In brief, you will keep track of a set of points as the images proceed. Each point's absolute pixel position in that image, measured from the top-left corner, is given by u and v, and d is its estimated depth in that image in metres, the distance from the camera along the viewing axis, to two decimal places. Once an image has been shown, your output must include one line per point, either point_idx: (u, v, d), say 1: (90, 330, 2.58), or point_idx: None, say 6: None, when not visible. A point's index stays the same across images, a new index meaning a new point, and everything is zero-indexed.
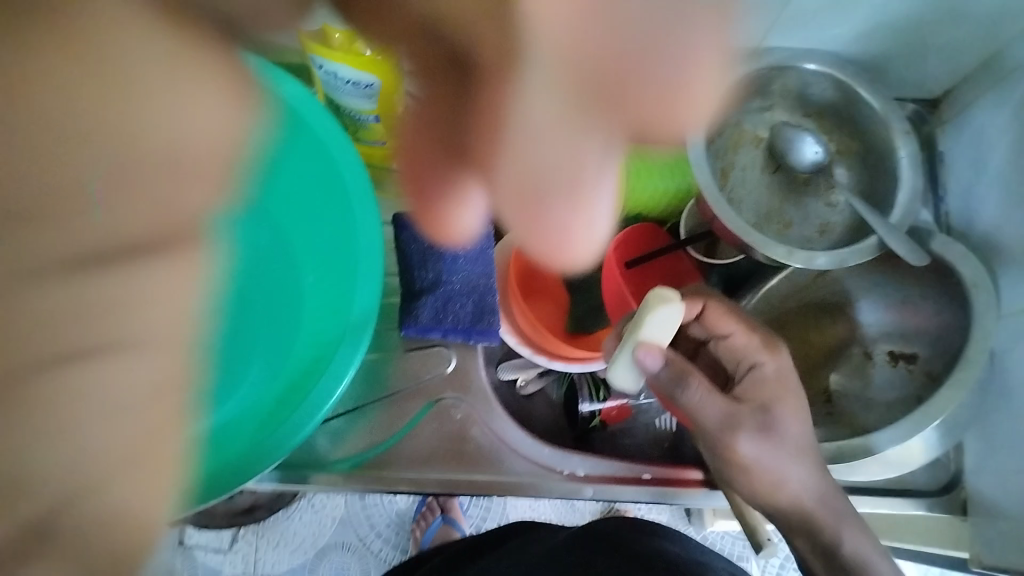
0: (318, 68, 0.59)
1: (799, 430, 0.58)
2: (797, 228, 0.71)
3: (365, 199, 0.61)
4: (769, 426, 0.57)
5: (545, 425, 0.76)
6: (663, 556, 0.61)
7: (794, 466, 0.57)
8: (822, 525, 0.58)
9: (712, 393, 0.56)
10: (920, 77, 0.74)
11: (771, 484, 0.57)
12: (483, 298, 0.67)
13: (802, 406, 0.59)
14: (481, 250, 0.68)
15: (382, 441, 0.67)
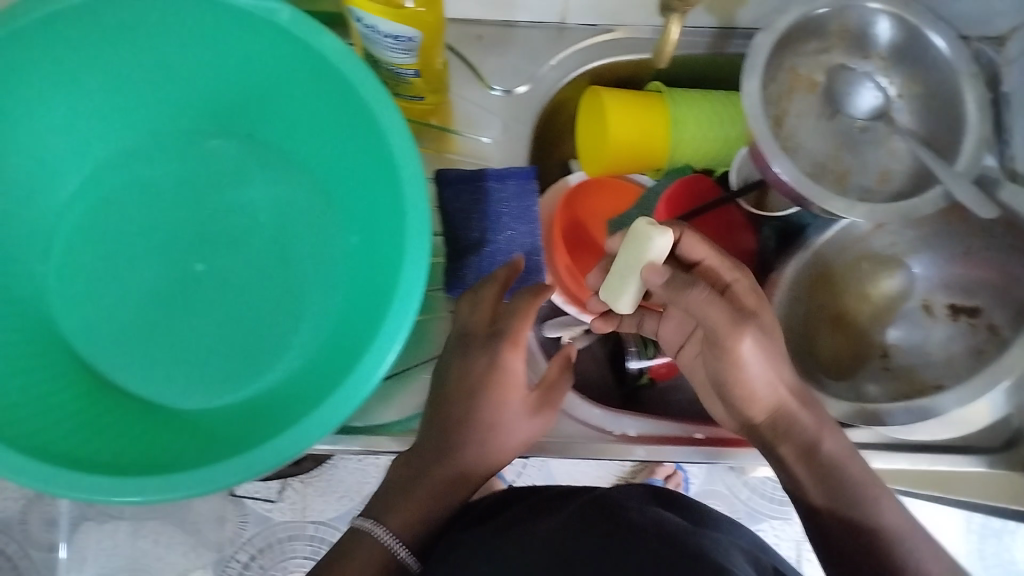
0: (357, 21, 0.55)
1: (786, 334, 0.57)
2: (855, 177, 0.68)
3: (400, 131, 0.55)
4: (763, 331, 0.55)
5: (593, 384, 0.75)
6: (659, 524, 0.55)
7: (784, 365, 0.56)
8: (817, 443, 0.56)
9: (773, 351, 0.55)
10: (986, 9, 0.69)
11: (769, 380, 0.56)
12: (529, 256, 0.67)
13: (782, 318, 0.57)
14: (526, 207, 0.67)
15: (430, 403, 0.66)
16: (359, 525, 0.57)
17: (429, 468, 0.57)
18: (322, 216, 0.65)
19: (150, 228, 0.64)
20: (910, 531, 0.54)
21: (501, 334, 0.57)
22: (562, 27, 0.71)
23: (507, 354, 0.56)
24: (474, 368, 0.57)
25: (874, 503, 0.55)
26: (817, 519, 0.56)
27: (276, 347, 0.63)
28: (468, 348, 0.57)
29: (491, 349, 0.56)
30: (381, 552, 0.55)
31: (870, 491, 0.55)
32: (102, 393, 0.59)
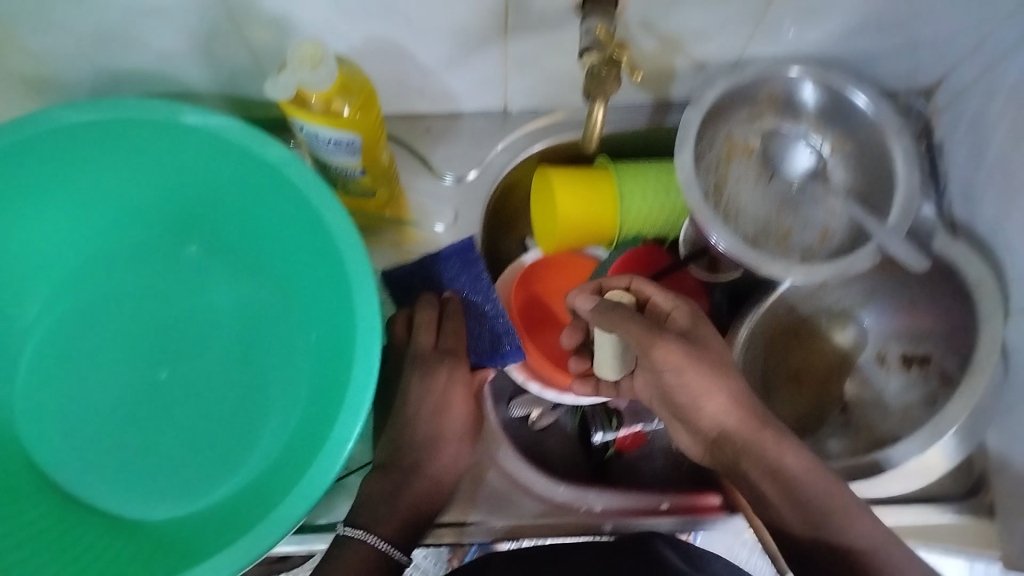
0: (299, 129, 0.58)
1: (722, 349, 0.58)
2: (797, 236, 0.69)
3: (348, 234, 0.57)
4: (693, 341, 0.57)
5: (564, 460, 0.78)
6: None
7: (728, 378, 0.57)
8: (787, 464, 0.56)
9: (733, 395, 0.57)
10: (908, 69, 0.71)
11: (706, 388, 0.56)
12: (494, 322, 0.68)
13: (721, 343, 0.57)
14: (475, 277, 0.69)
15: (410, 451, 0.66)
16: (346, 532, 0.60)
17: (406, 480, 0.63)
18: (283, 314, 0.67)
19: (118, 338, 0.67)
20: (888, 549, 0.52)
21: (451, 350, 0.65)
22: (506, 114, 0.74)
23: (460, 368, 0.65)
24: (434, 383, 0.65)
25: (847, 525, 0.54)
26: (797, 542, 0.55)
27: (243, 447, 0.65)
28: (426, 369, 0.65)
29: (448, 366, 0.65)
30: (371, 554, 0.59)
31: (846, 513, 0.54)
32: (70, 509, 0.61)
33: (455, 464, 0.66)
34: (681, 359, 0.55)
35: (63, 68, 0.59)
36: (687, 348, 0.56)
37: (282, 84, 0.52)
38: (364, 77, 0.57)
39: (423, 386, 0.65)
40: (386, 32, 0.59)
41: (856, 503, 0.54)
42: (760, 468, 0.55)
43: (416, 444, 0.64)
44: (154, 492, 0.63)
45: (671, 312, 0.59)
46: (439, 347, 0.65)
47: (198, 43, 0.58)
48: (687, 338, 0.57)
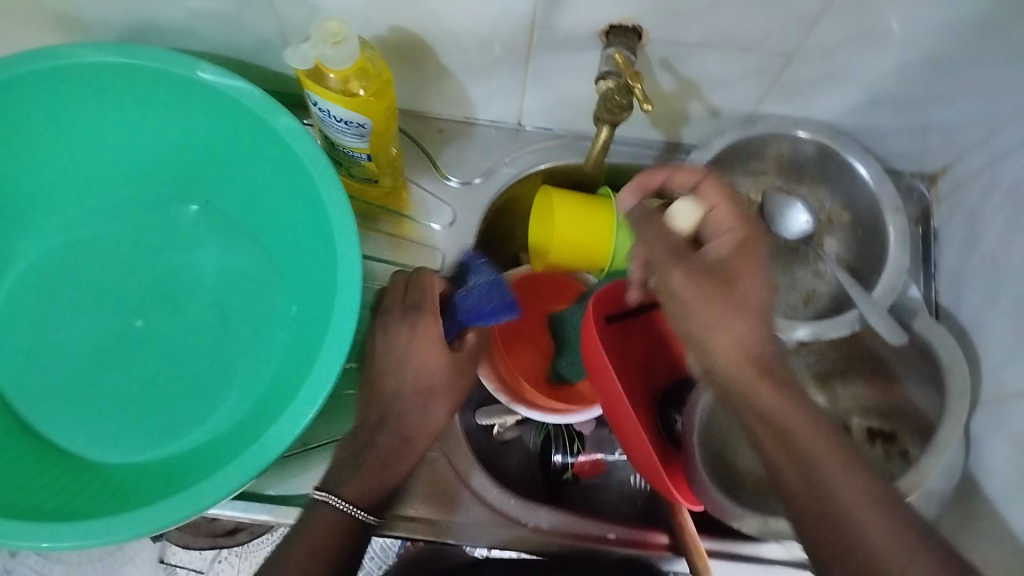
0: (312, 105, 0.59)
1: (755, 291, 0.55)
2: (783, 294, 0.71)
3: (342, 212, 0.58)
4: (722, 278, 0.55)
5: (519, 476, 0.78)
6: None
7: (735, 320, 0.54)
8: (785, 422, 0.51)
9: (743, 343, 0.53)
10: (917, 151, 0.72)
11: (713, 322, 0.54)
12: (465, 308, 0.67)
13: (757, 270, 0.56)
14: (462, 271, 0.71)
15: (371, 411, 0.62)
16: (314, 496, 0.56)
17: (371, 432, 0.59)
18: (267, 285, 0.68)
19: (99, 282, 0.68)
20: (907, 535, 0.46)
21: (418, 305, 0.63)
22: (519, 129, 0.75)
23: (423, 321, 0.62)
24: (396, 338, 0.62)
25: (863, 510, 0.47)
26: (805, 533, 0.49)
27: (203, 407, 0.65)
28: (387, 325, 0.63)
29: (409, 321, 0.62)
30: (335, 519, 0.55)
31: (847, 480, 0.48)
32: (23, 440, 0.62)
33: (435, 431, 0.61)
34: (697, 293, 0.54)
35: (97, 11, 0.61)
36: (702, 284, 0.55)
37: (302, 56, 0.53)
38: (383, 63, 0.58)
39: (390, 343, 0.62)
40: (411, 25, 0.60)
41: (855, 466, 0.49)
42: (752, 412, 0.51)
43: (383, 391, 0.61)
44: (105, 436, 0.63)
45: (721, 236, 0.59)
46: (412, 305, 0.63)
47: (231, 9, 0.59)
48: (711, 275, 0.55)
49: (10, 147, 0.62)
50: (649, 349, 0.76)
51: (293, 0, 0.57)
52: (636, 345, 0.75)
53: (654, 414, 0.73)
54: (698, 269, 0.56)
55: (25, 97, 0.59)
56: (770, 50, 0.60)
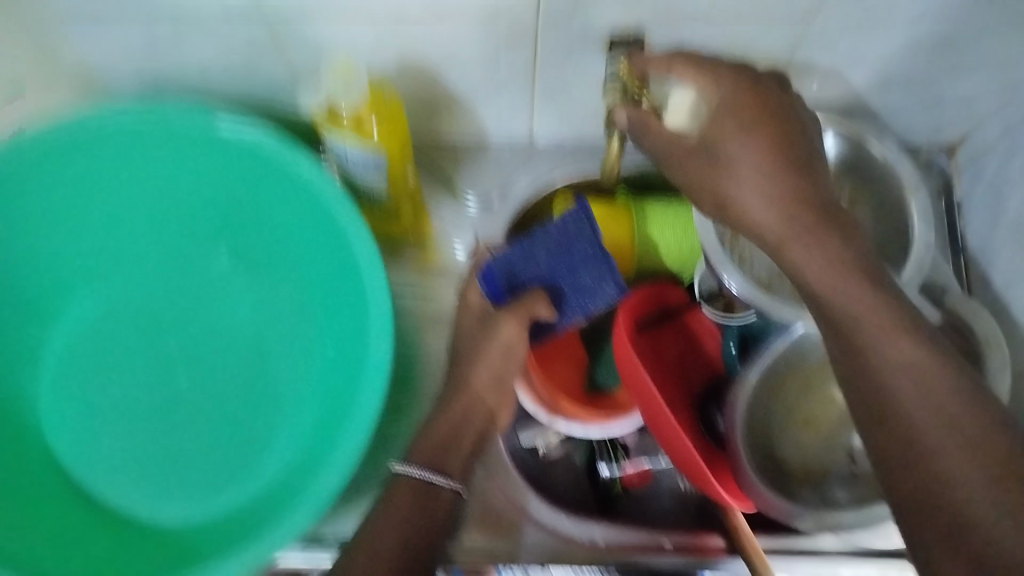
0: (331, 149, 0.60)
1: (769, 156, 0.50)
2: None
3: (367, 252, 0.60)
4: (733, 162, 0.51)
5: (569, 493, 0.79)
6: None
7: (772, 202, 0.49)
8: (861, 328, 0.46)
9: (793, 215, 0.49)
10: (932, 124, 0.72)
11: (756, 208, 0.50)
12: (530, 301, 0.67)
13: (756, 128, 0.50)
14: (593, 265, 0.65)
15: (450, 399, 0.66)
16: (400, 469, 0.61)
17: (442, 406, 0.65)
18: (302, 328, 0.70)
19: (136, 340, 0.70)
20: (958, 411, 0.42)
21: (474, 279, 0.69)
22: (532, 144, 0.76)
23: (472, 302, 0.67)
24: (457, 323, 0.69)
25: (908, 385, 0.44)
26: (852, 406, 0.47)
27: (251, 453, 0.67)
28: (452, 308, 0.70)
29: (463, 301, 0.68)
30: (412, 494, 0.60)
31: (892, 349, 0.45)
32: (90, 514, 0.64)
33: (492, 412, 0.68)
34: (695, 181, 0.53)
35: (115, 76, 0.63)
36: (701, 162, 0.52)
37: (317, 103, 0.55)
38: (394, 96, 0.59)
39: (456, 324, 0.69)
40: (418, 57, 0.61)
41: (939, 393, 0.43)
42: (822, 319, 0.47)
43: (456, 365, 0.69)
44: (162, 491, 0.66)
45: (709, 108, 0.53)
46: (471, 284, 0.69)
47: (243, 57, 0.61)
48: (702, 150, 0.52)
49: (39, 220, 0.64)
50: (683, 351, 0.76)
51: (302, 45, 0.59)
52: (669, 348, 0.75)
53: (694, 412, 0.73)
54: (688, 145, 0.53)
55: (50, 171, 0.61)
56: (775, 42, 0.61)
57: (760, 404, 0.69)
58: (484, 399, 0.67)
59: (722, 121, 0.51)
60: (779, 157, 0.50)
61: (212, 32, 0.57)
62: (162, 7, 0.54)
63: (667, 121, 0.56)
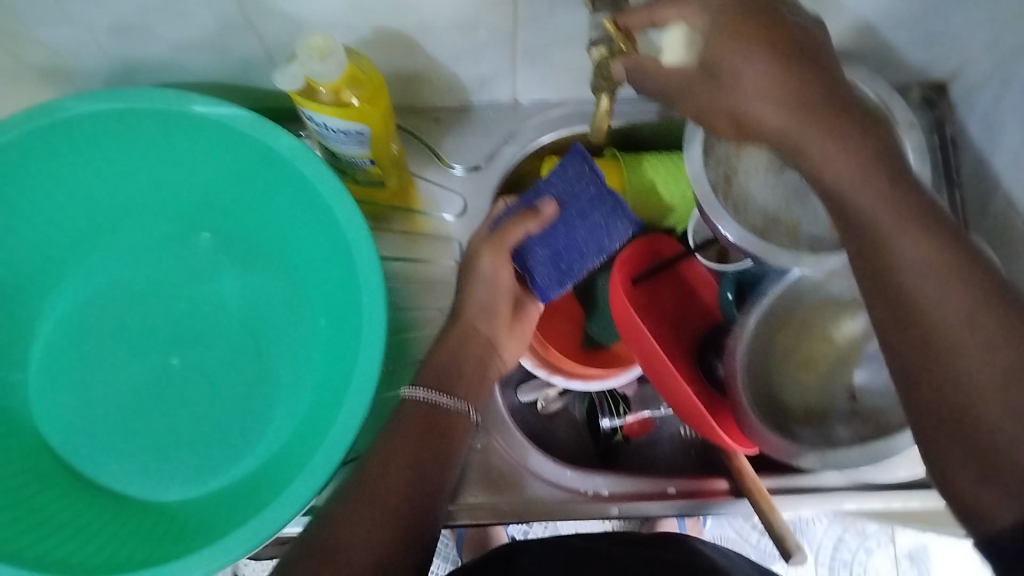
0: (309, 120, 0.58)
1: (765, 70, 0.43)
2: (807, 228, 0.67)
3: (355, 223, 0.59)
4: (727, 80, 0.44)
5: (570, 446, 0.79)
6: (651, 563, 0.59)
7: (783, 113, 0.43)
8: (890, 243, 0.41)
9: (809, 132, 0.43)
10: (925, 61, 0.69)
11: (771, 125, 0.44)
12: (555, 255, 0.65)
13: (753, 40, 0.43)
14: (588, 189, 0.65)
15: (443, 363, 0.63)
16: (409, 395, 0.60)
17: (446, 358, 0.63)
18: (295, 303, 0.69)
19: (127, 325, 0.69)
20: (990, 324, 0.38)
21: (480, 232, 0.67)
22: (516, 104, 0.73)
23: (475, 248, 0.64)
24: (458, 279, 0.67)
25: (932, 287, 0.40)
26: (882, 327, 0.42)
27: (251, 432, 0.66)
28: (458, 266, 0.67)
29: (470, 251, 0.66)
30: (423, 415, 0.59)
31: (914, 249, 0.40)
32: (90, 493, 0.64)
33: (490, 364, 0.65)
34: (700, 109, 0.47)
35: (79, 59, 0.60)
36: (705, 90, 0.46)
37: (291, 74, 0.53)
38: (372, 67, 0.57)
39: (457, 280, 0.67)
40: (395, 24, 0.59)
41: (974, 307, 0.38)
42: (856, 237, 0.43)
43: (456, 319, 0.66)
44: (164, 475, 0.65)
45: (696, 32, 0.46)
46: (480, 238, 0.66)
47: (210, 34, 0.58)
48: (703, 78, 0.46)
49: (13, 211, 0.62)
50: (680, 301, 0.75)
51: (271, 17, 0.56)
52: (665, 299, 0.74)
53: (693, 360, 0.73)
54: (691, 73, 0.47)
55: (20, 161, 0.59)
56: None
57: (760, 347, 0.68)
58: (479, 346, 0.64)
59: (718, 43, 0.44)
60: (786, 74, 0.43)
61: (176, 11, 0.55)
62: None
63: (665, 60, 0.49)
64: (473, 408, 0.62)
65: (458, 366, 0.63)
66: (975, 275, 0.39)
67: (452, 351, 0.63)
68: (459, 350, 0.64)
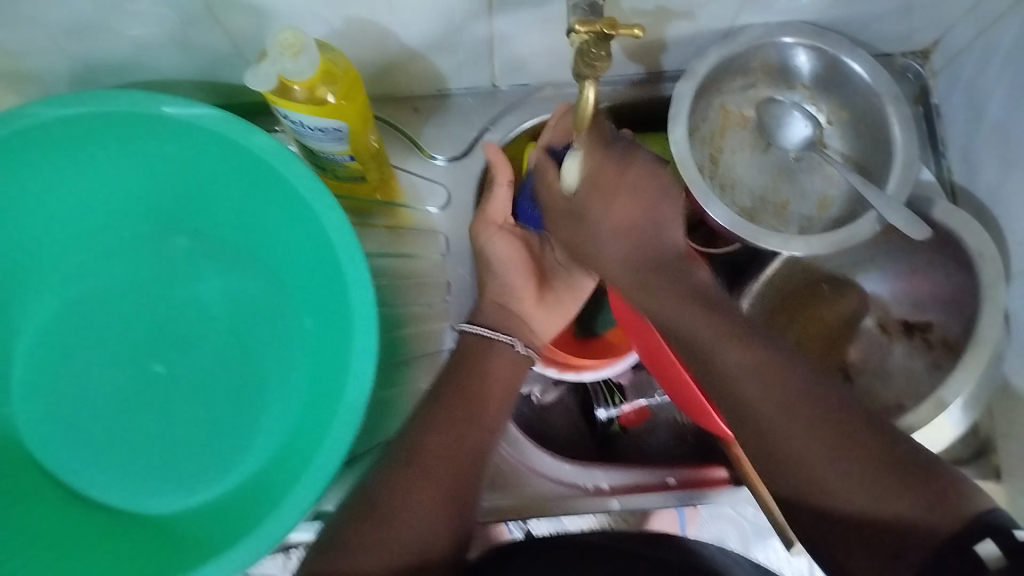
0: (284, 119, 0.56)
1: (619, 211, 0.59)
2: (795, 208, 0.68)
3: (340, 227, 0.57)
4: (584, 215, 0.59)
5: (567, 436, 0.78)
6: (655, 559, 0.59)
7: (616, 234, 0.60)
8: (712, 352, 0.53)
9: (631, 236, 0.60)
10: (904, 31, 0.68)
11: (609, 227, 0.59)
12: None
13: (628, 197, 0.59)
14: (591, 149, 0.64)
15: (460, 369, 0.63)
16: (469, 332, 0.64)
17: (460, 367, 0.63)
18: (282, 307, 0.67)
19: (108, 336, 0.67)
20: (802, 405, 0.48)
21: (490, 217, 0.66)
22: (493, 90, 0.72)
23: (494, 237, 0.65)
24: (492, 279, 0.66)
25: (762, 387, 0.50)
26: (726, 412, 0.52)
27: (244, 439, 0.66)
28: (481, 259, 0.66)
29: (487, 241, 0.65)
30: (485, 348, 0.64)
31: (741, 360, 0.51)
32: (74, 508, 0.62)
33: (512, 366, 0.64)
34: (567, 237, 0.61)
35: (36, 63, 0.58)
36: (570, 224, 0.60)
37: (263, 74, 0.51)
38: (346, 61, 0.56)
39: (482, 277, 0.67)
40: (363, 11, 0.57)
41: (782, 386, 0.49)
42: (681, 342, 0.55)
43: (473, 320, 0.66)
44: (158, 488, 0.64)
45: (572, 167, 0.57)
46: (494, 224, 0.66)
47: (175, 31, 0.56)
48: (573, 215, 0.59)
49: None
50: None
51: (237, 11, 0.54)
52: None
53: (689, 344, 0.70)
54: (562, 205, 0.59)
55: None
56: None
57: None
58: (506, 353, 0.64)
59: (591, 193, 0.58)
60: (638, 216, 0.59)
61: (139, 6, 0.53)
62: None
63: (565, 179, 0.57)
64: (517, 339, 0.64)
65: (484, 373, 0.63)
66: (775, 366, 0.50)
67: (468, 358, 0.63)
68: (488, 337, 0.64)
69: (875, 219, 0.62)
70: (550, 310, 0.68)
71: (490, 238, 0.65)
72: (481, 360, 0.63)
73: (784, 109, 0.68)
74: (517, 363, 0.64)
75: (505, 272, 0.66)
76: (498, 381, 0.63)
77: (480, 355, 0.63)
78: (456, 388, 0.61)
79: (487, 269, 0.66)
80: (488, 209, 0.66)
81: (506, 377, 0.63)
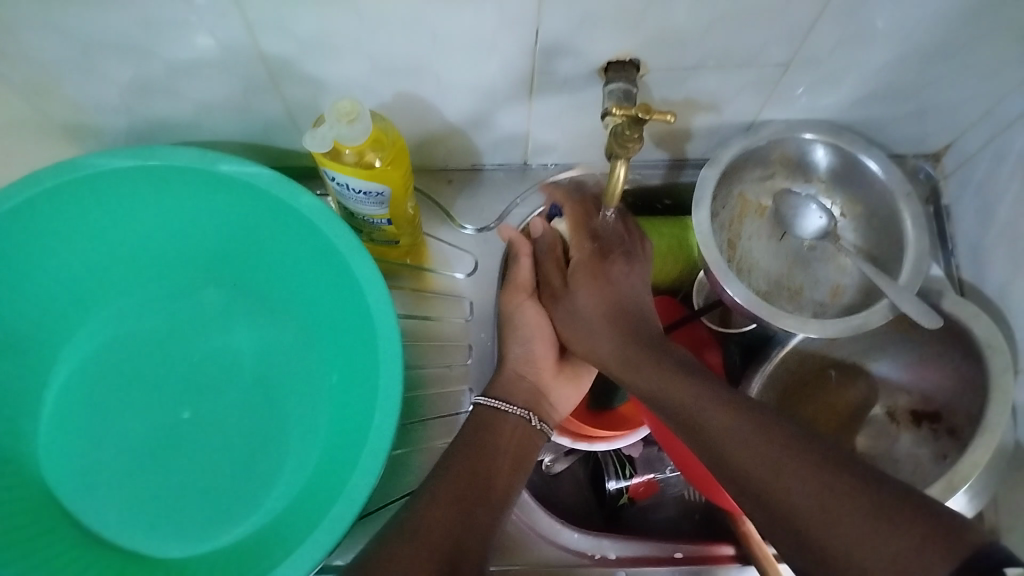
0: (330, 180, 0.60)
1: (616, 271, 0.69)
2: (808, 293, 0.71)
3: (375, 284, 0.59)
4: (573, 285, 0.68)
5: (576, 506, 0.79)
6: None
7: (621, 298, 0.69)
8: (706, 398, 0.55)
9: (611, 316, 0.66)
10: (916, 134, 0.72)
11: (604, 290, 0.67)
12: None
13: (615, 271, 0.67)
14: None
15: (469, 435, 0.63)
16: (483, 403, 0.65)
17: (463, 450, 0.62)
18: (309, 359, 0.70)
19: (137, 381, 0.68)
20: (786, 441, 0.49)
21: (521, 281, 0.69)
22: (525, 168, 0.76)
23: (522, 302, 0.69)
24: (512, 351, 0.69)
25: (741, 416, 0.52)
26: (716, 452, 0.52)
27: (258, 490, 0.66)
28: (506, 333, 0.69)
29: (516, 303, 0.69)
30: (502, 416, 0.65)
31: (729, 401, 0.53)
32: (90, 546, 0.62)
33: (520, 438, 0.65)
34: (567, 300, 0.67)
35: (102, 117, 0.62)
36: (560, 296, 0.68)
37: (319, 138, 0.54)
38: (396, 131, 0.59)
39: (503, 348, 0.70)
40: (411, 87, 0.61)
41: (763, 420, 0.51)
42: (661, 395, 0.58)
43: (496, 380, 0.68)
44: (167, 532, 0.64)
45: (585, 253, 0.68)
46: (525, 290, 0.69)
47: (236, 96, 0.60)
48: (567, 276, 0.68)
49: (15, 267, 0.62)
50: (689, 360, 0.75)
51: (296, 80, 0.58)
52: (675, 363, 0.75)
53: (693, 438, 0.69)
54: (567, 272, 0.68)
55: (30, 221, 0.60)
56: (767, 60, 0.59)
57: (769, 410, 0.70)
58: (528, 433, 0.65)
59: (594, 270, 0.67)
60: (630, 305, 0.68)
61: (206, 72, 0.57)
62: (150, 45, 0.53)
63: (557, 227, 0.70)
64: (531, 414, 0.66)
65: (491, 455, 0.62)
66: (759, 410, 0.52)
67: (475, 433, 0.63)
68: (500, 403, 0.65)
69: (887, 308, 0.64)
70: (571, 388, 0.70)
71: (515, 304, 0.69)
72: (485, 444, 0.63)
73: (800, 200, 0.71)
74: (523, 435, 0.65)
75: (529, 341, 0.69)
76: (510, 451, 0.63)
77: (486, 441, 0.63)
78: (466, 463, 0.60)
79: (512, 340, 0.69)
80: (518, 279, 0.69)
81: (517, 451, 0.64)
